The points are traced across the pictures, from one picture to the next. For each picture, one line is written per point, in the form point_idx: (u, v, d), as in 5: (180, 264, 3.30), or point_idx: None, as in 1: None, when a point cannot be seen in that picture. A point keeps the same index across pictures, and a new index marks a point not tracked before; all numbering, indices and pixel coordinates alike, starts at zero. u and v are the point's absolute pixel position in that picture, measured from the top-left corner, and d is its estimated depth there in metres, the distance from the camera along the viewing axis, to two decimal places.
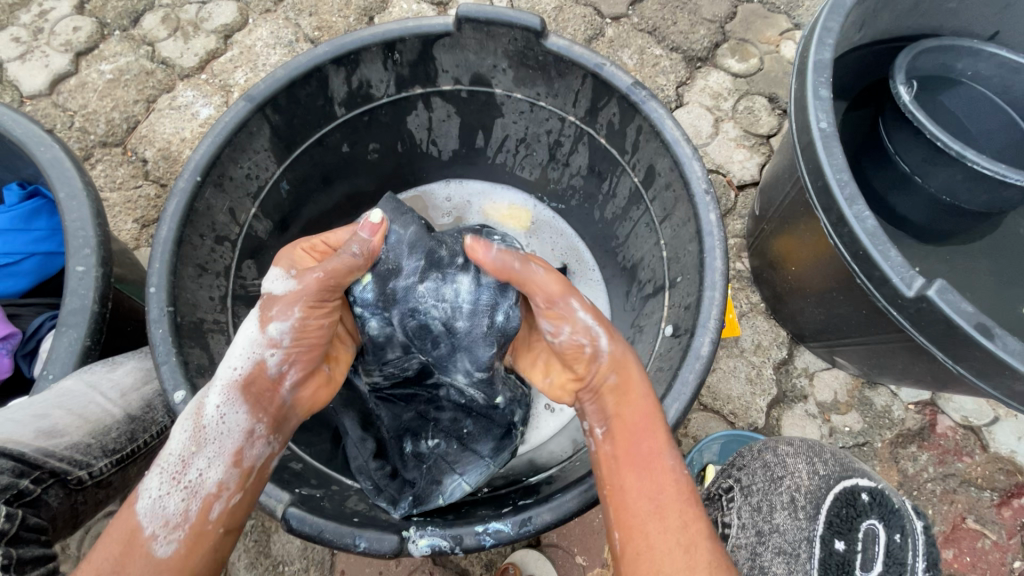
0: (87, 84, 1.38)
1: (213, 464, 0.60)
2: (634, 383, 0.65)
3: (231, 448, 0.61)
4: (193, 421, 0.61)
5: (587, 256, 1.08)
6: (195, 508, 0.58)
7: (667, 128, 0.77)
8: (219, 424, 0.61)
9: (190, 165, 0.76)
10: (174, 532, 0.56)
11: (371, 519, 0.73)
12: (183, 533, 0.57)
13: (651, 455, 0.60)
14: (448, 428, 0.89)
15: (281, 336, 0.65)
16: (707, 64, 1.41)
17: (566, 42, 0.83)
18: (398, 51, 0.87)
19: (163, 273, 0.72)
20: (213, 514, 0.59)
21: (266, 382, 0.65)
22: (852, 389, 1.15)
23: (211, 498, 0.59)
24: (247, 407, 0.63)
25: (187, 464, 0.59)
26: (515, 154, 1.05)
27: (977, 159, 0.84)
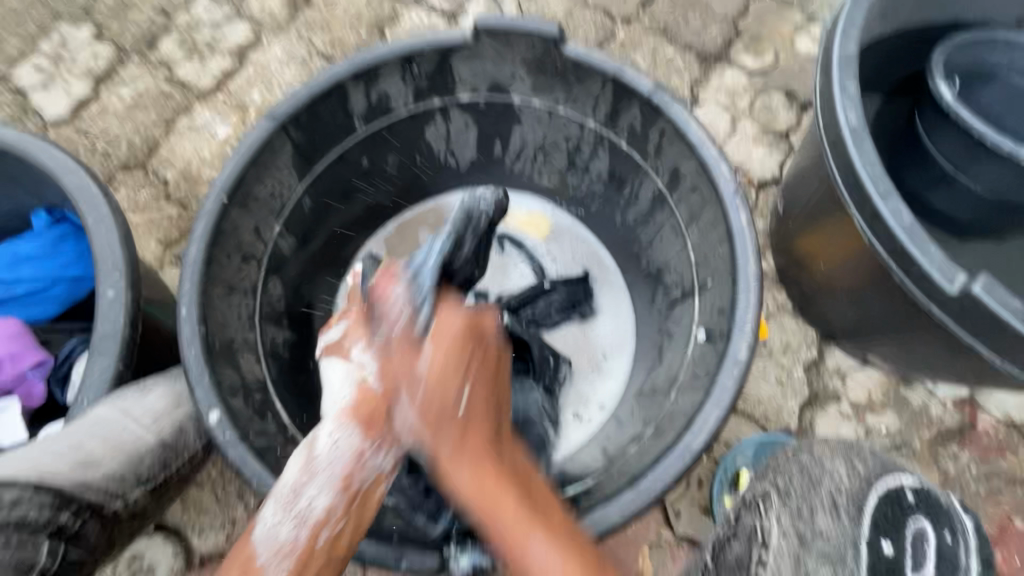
0: (108, 109, 1.40)
1: (323, 491, 0.62)
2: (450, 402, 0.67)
3: (341, 477, 0.63)
4: (308, 452, 0.65)
5: (609, 263, 1.10)
6: (304, 535, 0.60)
7: (692, 130, 0.76)
8: (332, 452, 0.65)
9: (216, 186, 0.76)
10: (283, 560, 0.59)
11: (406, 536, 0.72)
12: (291, 561, 0.59)
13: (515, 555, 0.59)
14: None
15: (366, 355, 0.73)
16: (722, 62, 1.39)
17: (584, 49, 0.82)
18: (416, 64, 0.87)
19: (194, 293, 0.72)
20: (321, 541, 0.60)
21: (370, 397, 0.68)
22: (888, 388, 1.12)
23: (318, 526, 0.61)
24: (355, 432, 0.66)
25: (299, 494, 0.62)
26: (534, 161, 1.05)
27: None
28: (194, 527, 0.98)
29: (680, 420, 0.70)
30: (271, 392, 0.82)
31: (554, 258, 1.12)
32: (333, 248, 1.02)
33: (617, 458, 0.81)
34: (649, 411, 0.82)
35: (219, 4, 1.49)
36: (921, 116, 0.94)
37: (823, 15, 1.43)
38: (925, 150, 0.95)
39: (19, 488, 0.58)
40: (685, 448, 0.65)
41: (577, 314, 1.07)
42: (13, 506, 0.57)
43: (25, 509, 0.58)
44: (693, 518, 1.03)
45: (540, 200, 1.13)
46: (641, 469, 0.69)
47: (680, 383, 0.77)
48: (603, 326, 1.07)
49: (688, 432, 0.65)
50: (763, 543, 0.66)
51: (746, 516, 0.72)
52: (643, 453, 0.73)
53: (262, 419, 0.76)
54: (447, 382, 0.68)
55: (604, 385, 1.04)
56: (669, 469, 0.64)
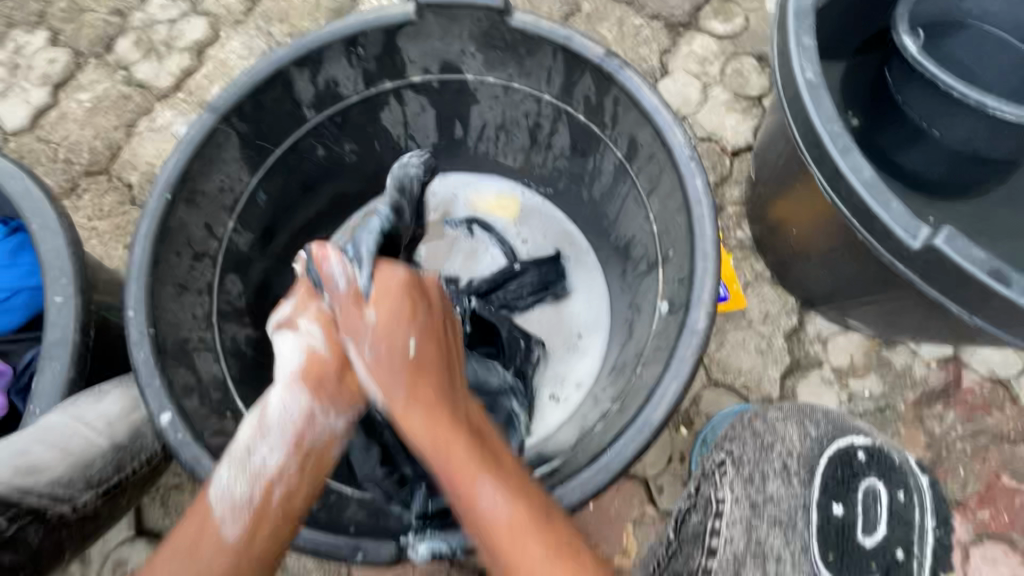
0: (67, 115, 1.38)
1: (275, 451, 0.63)
2: (393, 366, 0.66)
3: (294, 435, 0.63)
4: (260, 412, 0.65)
5: (581, 240, 1.09)
6: (257, 494, 0.60)
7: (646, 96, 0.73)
8: (281, 414, 0.64)
9: (159, 183, 0.74)
10: (237, 519, 0.59)
11: (369, 527, 0.72)
12: (243, 520, 0.59)
13: (460, 499, 0.58)
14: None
15: (313, 325, 0.69)
16: (691, 29, 1.36)
17: (532, 18, 0.79)
18: (361, 46, 0.84)
19: (141, 294, 0.70)
20: (275, 498, 0.61)
21: (319, 365, 0.67)
22: (870, 350, 1.10)
23: (271, 484, 0.61)
24: (301, 393, 0.65)
25: (253, 451, 0.62)
26: (496, 141, 1.03)
27: (998, 108, 0.78)
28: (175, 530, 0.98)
29: (642, 394, 0.68)
30: (232, 391, 0.81)
31: (526, 239, 1.11)
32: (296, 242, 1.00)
33: (584, 436, 0.79)
34: (618, 387, 0.80)
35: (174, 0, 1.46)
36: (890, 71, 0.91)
37: None
38: (896, 105, 0.92)
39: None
40: (644, 421, 0.63)
41: (550, 294, 1.07)
42: None
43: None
44: (675, 492, 1.02)
45: (508, 181, 1.11)
46: (603, 446, 0.67)
47: (645, 356, 0.75)
48: (576, 306, 1.07)
49: (647, 406, 0.64)
50: (719, 511, 0.76)
51: (706, 487, 0.80)
52: (608, 429, 0.71)
53: (221, 418, 0.76)
54: (393, 332, 0.67)
55: (580, 363, 1.03)
56: (628, 445, 0.63)
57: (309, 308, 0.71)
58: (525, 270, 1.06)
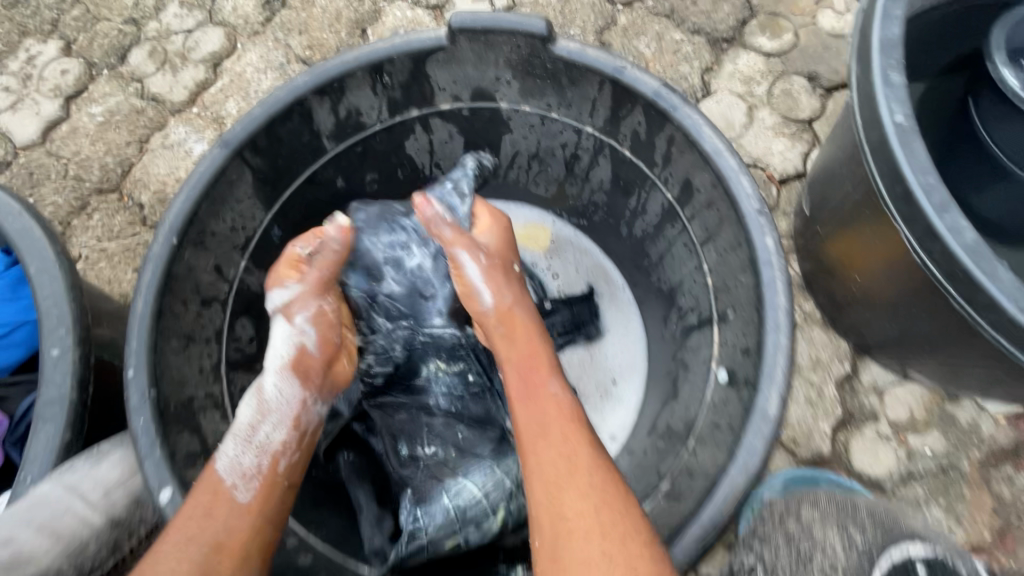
0: (79, 129, 1.33)
1: (279, 430, 0.68)
2: (526, 330, 0.73)
3: (293, 413, 0.69)
4: (257, 397, 0.69)
5: (616, 276, 1.01)
6: (266, 462, 0.65)
7: (708, 137, 0.65)
8: (280, 396, 0.69)
9: (166, 226, 0.68)
10: (250, 483, 0.63)
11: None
12: (257, 484, 0.63)
13: (528, 388, 0.68)
14: (443, 432, 0.84)
15: (307, 326, 0.73)
16: (735, 45, 1.27)
17: (577, 45, 0.72)
18: (387, 73, 0.77)
19: (143, 351, 0.64)
20: (281, 469, 0.66)
21: (307, 361, 0.71)
22: (930, 404, 1.01)
23: (278, 456, 0.66)
24: (296, 381, 0.70)
25: (256, 430, 0.67)
26: (529, 170, 0.95)
27: None
28: None
29: (700, 484, 0.60)
30: None
31: (556, 272, 1.03)
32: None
33: None
34: (665, 461, 0.72)
35: (191, 10, 1.40)
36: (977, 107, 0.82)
37: None
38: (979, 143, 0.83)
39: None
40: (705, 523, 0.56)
41: (583, 335, 0.98)
42: None
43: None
44: None
45: (540, 209, 1.04)
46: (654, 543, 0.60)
47: (699, 432, 0.67)
48: (610, 348, 0.98)
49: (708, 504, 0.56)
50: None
51: None
52: (661, 518, 0.64)
53: None
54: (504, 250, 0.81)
55: (614, 413, 0.95)
56: (686, 550, 0.55)
57: (310, 307, 0.74)
58: (556, 309, 0.97)
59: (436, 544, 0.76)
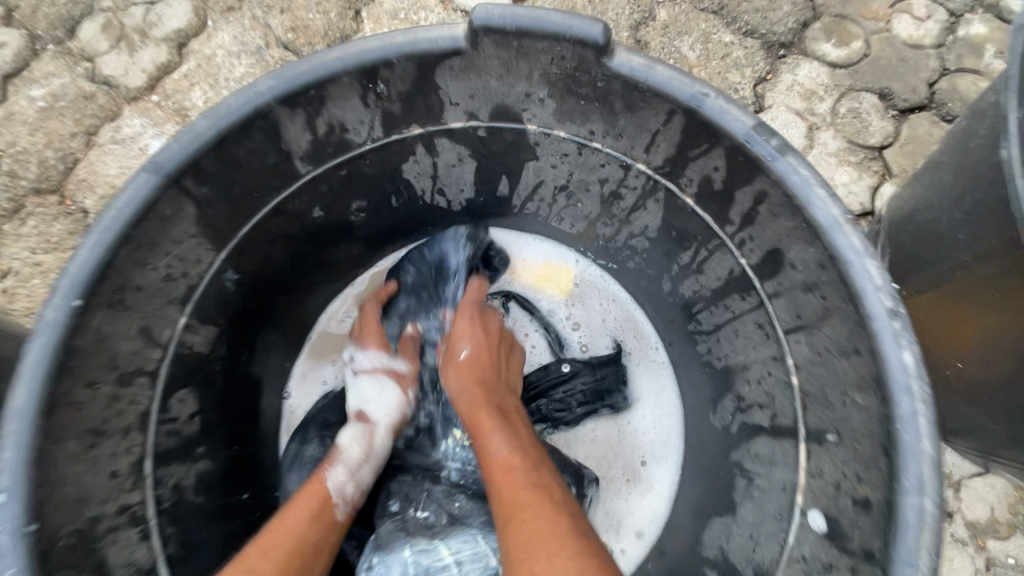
0: (15, 115, 1.12)
1: (369, 472, 0.67)
2: (474, 377, 0.68)
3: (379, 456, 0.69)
4: (367, 431, 0.68)
5: (649, 329, 0.79)
6: (355, 497, 0.64)
7: (819, 202, 0.48)
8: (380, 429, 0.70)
9: (65, 285, 0.49)
10: (342, 509, 0.62)
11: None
12: (345, 512, 0.62)
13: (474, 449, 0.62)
14: (440, 498, 0.69)
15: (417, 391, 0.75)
16: (794, 51, 1.08)
17: (642, 59, 0.54)
18: (382, 81, 0.58)
19: (18, 468, 0.46)
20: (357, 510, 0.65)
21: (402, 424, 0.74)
22: (1015, 503, 0.85)
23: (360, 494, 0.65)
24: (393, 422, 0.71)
25: (360, 464, 0.66)
26: (552, 204, 0.77)
27: None
28: None
29: None
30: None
31: (577, 322, 0.81)
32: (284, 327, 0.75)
33: None
34: None
35: None
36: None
37: None
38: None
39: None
40: None
41: (607, 406, 0.76)
42: None
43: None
44: None
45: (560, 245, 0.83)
46: None
47: None
48: (641, 420, 0.76)
49: None
50: None
51: None
52: None
53: None
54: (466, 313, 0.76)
55: (643, 503, 0.72)
56: None
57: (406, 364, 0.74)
58: (575, 373, 0.77)
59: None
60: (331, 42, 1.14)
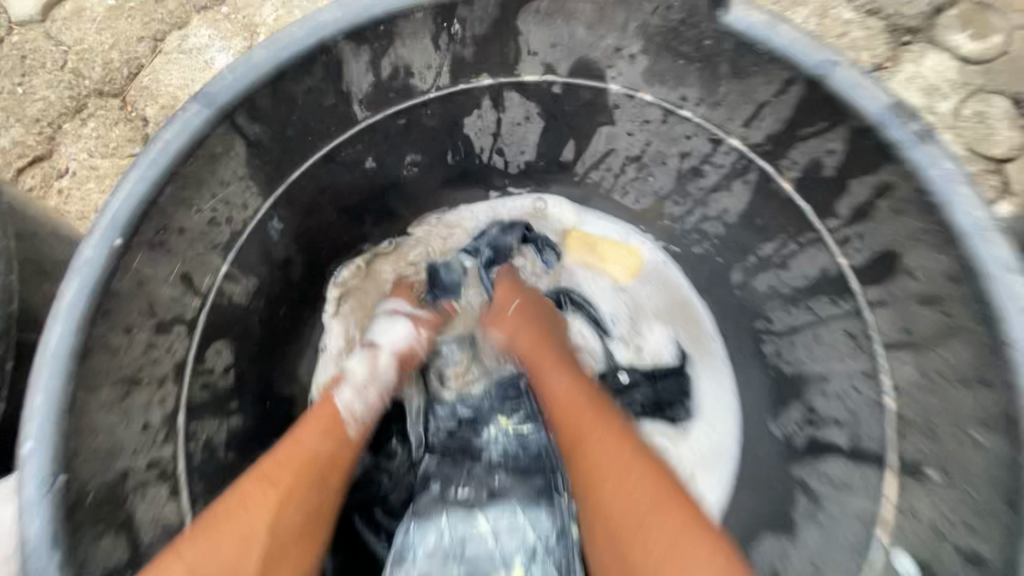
0: (84, 11, 1.09)
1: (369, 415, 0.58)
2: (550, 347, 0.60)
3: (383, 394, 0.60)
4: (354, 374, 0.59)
5: (706, 320, 0.70)
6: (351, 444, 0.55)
7: (963, 206, 0.42)
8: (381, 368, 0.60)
9: (110, 214, 0.46)
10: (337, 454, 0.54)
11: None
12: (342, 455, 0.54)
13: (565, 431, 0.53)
14: (480, 476, 0.61)
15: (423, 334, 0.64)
16: (922, 38, 0.96)
17: (764, 17, 0.47)
18: (460, 20, 0.53)
19: (51, 414, 0.42)
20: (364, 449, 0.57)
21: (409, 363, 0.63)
22: None
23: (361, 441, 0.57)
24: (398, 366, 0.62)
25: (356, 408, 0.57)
26: (620, 175, 0.69)
27: None
28: None
29: None
30: None
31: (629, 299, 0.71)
32: (320, 287, 0.69)
33: None
34: None
35: None
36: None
37: None
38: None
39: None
40: None
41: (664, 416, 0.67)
42: None
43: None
44: None
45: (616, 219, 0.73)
46: None
47: None
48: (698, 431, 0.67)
49: None
50: None
51: None
52: None
53: None
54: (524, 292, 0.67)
55: None
56: None
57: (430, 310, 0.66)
58: (634, 383, 0.67)
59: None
60: None
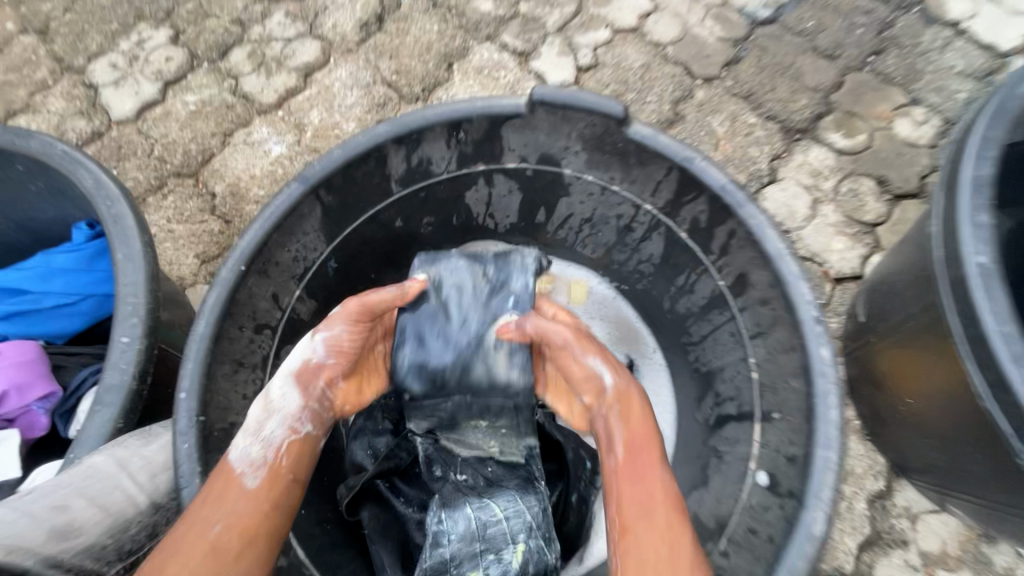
0: (171, 114, 1.41)
1: (275, 432, 0.63)
2: (640, 414, 0.67)
3: (292, 421, 0.64)
4: (260, 398, 0.65)
5: (649, 339, 0.97)
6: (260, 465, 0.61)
7: (770, 239, 0.65)
8: (282, 399, 0.65)
9: (236, 253, 0.70)
10: (254, 473, 0.61)
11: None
12: (258, 476, 0.61)
13: (638, 494, 0.61)
14: (474, 463, 0.80)
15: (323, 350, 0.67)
16: (807, 137, 1.29)
17: (651, 131, 0.74)
18: (463, 130, 0.80)
19: (196, 374, 0.64)
20: (286, 463, 0.63)
21: (309, 376, 0.66)
22: (966, 542, 0.94)
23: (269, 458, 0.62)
24: (302, 390, 0.65)
25: (259, 427, 0.63)
26: (579, 232, 0.96)
27: None
28: None
29: None
30: None
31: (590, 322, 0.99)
32: None
33: None
34: None
35: (294, 20, 1.49)
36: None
37: (928, 96, 1.31)
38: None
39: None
40: None
41: None
42: None
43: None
44: None
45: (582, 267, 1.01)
46: None
47: (733, 536, 0.65)
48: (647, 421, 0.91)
49: None
50: None
51: None
52: None
53: None
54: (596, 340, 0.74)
55: None
56: None
57: (334, 329, 0.68)
58: None
59: (458, 567, 0.71)
60: (425, 86, 1.41)
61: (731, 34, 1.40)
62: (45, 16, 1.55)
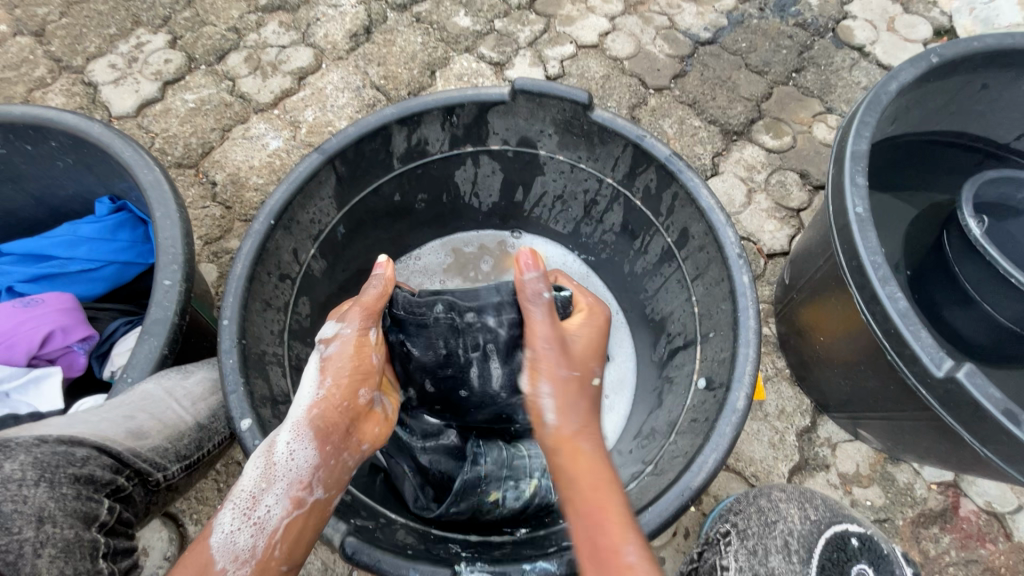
0: (171, 110, 1.51)
1: (280, 501, 0.63)
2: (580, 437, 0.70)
3: (297, 489, 0.63)
4: (266, 458, 0.64)
5: (612, 302, 1.13)
6: (261, 543, 0.61)
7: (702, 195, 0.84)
8: (290, 462, 0.64)
9: (266, 210, 0.83)
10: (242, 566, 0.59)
11: (424, 552, 0.74)
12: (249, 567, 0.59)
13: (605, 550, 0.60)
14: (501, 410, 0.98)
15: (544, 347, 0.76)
16: (743, 138, 1.51)
17: (611, 115, 0.92)
18: (456, 114, 0.96)
19: (236, 306, 0.77)
20: (277, 552, 0.61)
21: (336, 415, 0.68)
22: (875, 463, 1.15)
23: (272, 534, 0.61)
24: (316, 445, 0.65)
25: (257, 501, 0.62)
26: (552, 209, 1.12)
27: None
28: (192, 516, 1.02)
29: (681, 461, 0.76)
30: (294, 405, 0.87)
31: None
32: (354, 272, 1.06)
33: None
34: (649, 451, 0.88)
35: (288, 30, 1.63)
36: (948, 242, 1.00)
37: (841, 106, 1.56)
38: (951, 271, 0.99)
39: (87, 447, 0.65)
40: (684, 487, 0.69)
41: None
42: (82, 464, 0.63)
43: (94, 467, 0.65)
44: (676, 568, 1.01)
45: (551, 241, 1.18)
46: (643, 503, 0.73)
47: (680, 427, 0.83)
48: (612, 371, 1.07)
49: (686, 473, 0.70)
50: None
51: None
52: (645, 490, 0.78)
53: None
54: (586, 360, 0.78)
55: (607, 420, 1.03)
56: (667, 506, 0.68)
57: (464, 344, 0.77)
58: None
59: (486, 484, 0.85)
60: (411, 89, 1.57)
61: (677, 51, 1.62)
62: (42, 19, 1.63)
